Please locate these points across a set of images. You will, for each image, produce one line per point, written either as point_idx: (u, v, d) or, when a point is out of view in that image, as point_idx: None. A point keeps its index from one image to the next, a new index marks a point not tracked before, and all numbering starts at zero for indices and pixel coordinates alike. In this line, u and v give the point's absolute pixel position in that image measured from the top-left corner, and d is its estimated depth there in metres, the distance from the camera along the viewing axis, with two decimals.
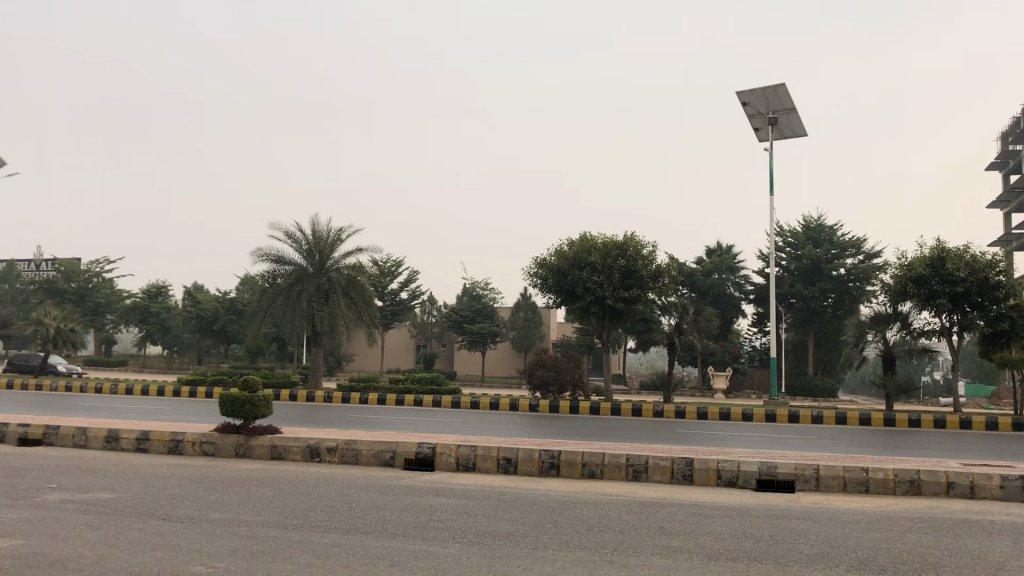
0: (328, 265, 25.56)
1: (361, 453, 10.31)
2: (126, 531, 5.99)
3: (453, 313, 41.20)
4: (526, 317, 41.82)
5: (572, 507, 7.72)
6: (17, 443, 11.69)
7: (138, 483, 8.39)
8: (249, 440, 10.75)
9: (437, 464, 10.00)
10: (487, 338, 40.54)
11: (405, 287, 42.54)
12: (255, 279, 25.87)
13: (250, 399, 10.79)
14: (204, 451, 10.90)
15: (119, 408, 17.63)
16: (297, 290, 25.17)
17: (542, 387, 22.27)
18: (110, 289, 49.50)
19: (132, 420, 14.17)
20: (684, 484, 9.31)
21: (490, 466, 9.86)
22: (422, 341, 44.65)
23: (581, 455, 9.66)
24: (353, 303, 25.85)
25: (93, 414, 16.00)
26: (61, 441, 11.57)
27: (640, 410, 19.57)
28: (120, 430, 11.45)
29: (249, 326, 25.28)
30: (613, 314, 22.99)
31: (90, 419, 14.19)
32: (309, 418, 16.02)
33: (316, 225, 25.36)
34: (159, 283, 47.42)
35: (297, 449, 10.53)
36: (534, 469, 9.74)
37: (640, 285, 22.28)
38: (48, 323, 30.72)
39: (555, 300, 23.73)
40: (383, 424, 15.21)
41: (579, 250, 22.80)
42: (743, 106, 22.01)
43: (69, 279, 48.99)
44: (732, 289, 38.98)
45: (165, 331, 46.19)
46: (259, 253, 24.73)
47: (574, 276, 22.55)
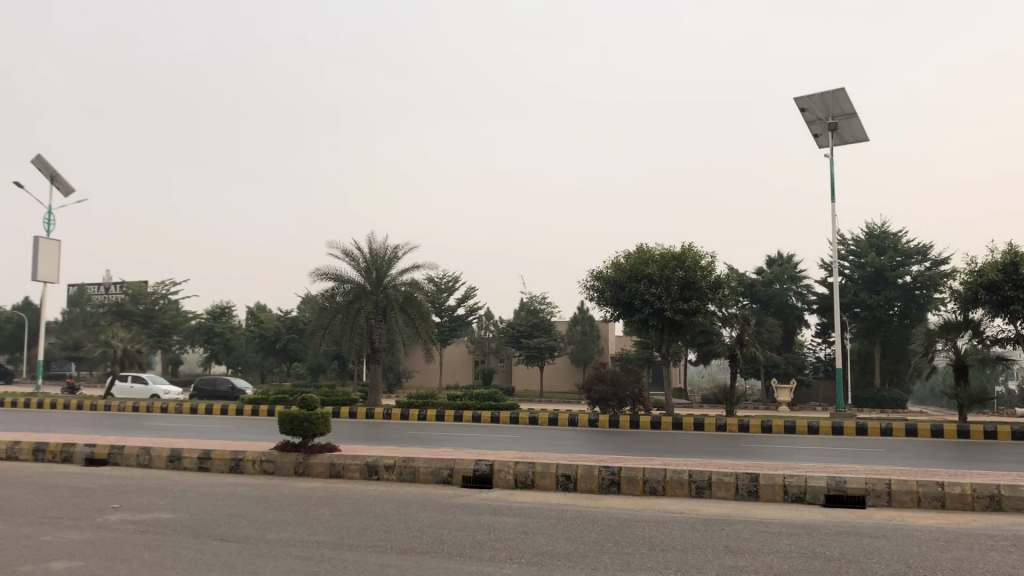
0: (385, 281, 25.69)
1: (419, 471, 10.23)
2: (183, 552, 5.98)
3: (511, 328, 41.12)
4: (584, 331, 41.55)
5: (634, 525, 7.51)
6: (83, 463, 11.89)
7: (198, 502, 8.42)
8: (308, 458, 10.76)
9: (495, 482, 9.89)
10: (546, 353, 40.33)
11: (463, 303, 42.63)
12: (315, 297, 26.12)
13: (309, 417, 10.81)
14: (264, 469, 10.94)
15: (183, 428, 17.88)
16: (355, 307, 25.37)
17: (601, 402, 22.01)
18: (176, 310, 50.60)
19: (194, 439, 14.35)
20: (749, 500, 9.03)
21: (549, 483, 9.70)
22: (480, 356, 44.63)
23: (642, 471, 9.44)
24: (411, 320, 25.93)
25: (157, 434, 16.28)
26: (125, 461, 11.73)
27: (703, 424, 19.19)
28: (182, 449, 11.57)
29: (310, 344, 25.51)
30: (673, 326, 22.66)
31: (154, 439, 14.41)
32: (367, 435, 16.07)
33: (372, 243, 25.55)
34: (223, 303, 48.33)
35: (356, 466, 10.50)
36: (594, 486, 9.55)
37: (700, 296, 21.93)
38: (115, 344, 31.43)
39: (612, 313, 23.46)
40: (441, 440, 15.15)
41: (636, 262, 22.52)
42: (802, 112, 21.62)
43: (136, 301, 50.20)
44: (794, 299, 38.22)
45: (229, 351, 47.01)
46: (318, 272, 24.97)
47: (632, 289, 22.27)
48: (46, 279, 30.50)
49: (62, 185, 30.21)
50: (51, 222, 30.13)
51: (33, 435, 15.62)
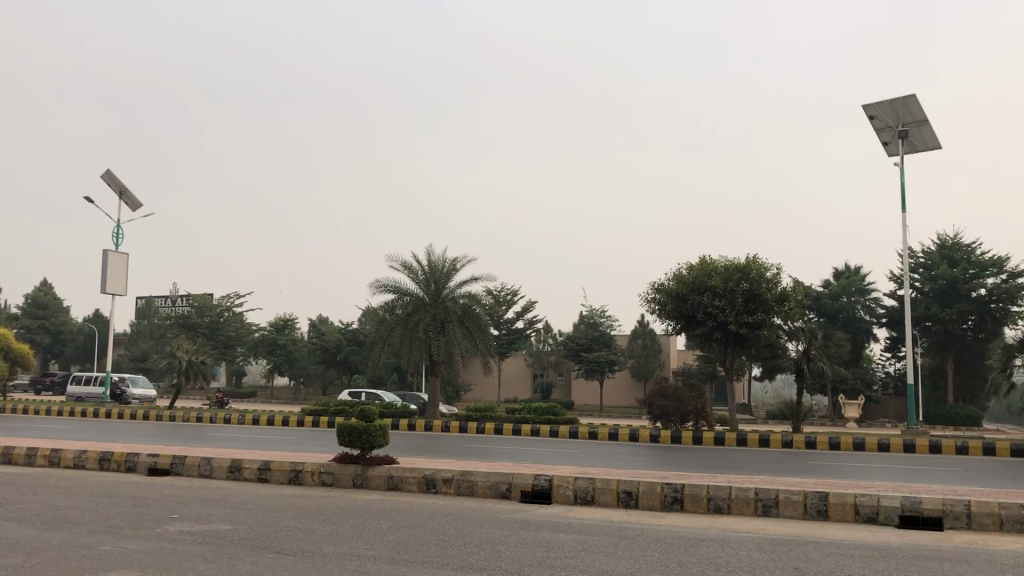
0: (444, 294, 25.68)
1: (477, 485, 10.08)
2: (239, 565, 5.90)
3: (571, 341, 40.86)
4: (645, 344, 41.07)
5: (699, 545, 7.23)
6: (147, 472, 12.02)
7: (256, 514, 8.40)
8: (366, 470, 10.69)
9: (555, 497, 9.69)
10: (605, 367, 39.96)
11: (522, 316, 42.58)
12: (375, 309, 26.26)
13: (368, 429, 10.74)
14: (323, 481, 10.90)
15: (245, 439, 18.04)
16: (415, 320, 25.46)
17: (663, 417, 21.62)
18: (240, 323, 51.60)
19: (256, 450, 14.45)
20: (818, 520, 8.67)
21: (610, 499, 9.46)
22: (539, 370, 44.45)
23: (707, 489, 9.14)
24: (469, 333, 25.88)
25: (220, 445, 16.46)
26: (187, 471, 11.81)
27: (768, 440, 18.70)
28: (243, 460, 11.60)
29: (370, 356, 25.63)
30: (737, 340, 22.20)
31: (217, 450, 14.58)
32: (424, 448, 16.00)
33: (431, 255, 25.59)
34: (286, 316, 49.09)
35: (413, 479, 10.40)
36: (657, 503, 9.28)
37: (765, 310, 21.44)
38: (180, 356, 32.02)
39: (674, 326, 23.09)
40: (500, 454, 15.00)
41: (698, 274, 22.12)
42: (870, 120, 21.09)
43: (202, 314, 51.23)
44: (863, 312, 37.27)
45: (292, 363, 47.63)
46: (376, 284, 25.09)
47: (694, 301, 21.87)
48: (114, 292, 31.22)
49: (130, 200, 30.95)
50: (120, 236, 30.85)
51: (99, 444, 15.90)
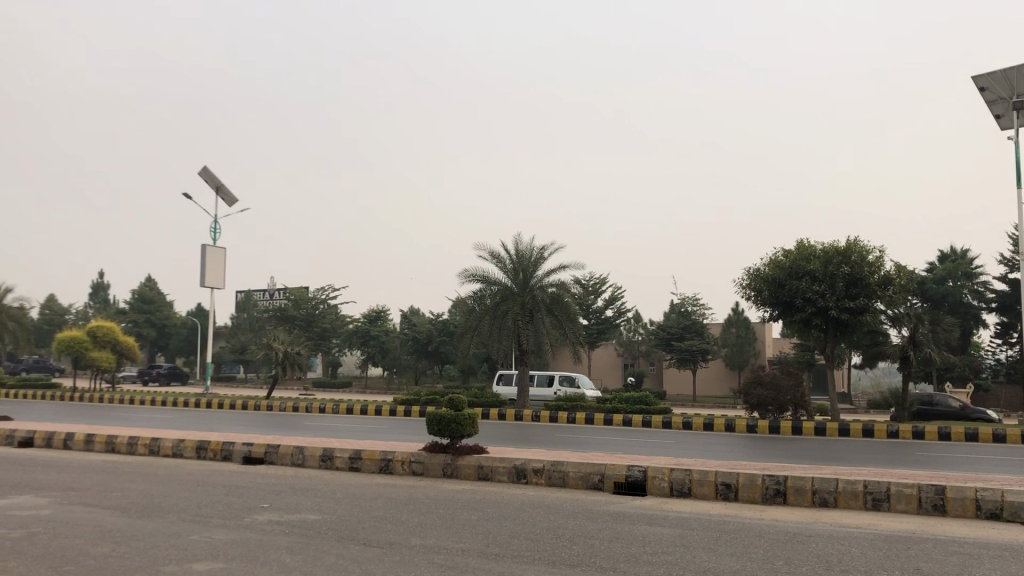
0: (532, 283, 25.43)
1: (569, 475, 9.80)
2: (325, 557, 5.74)
3: (661, 331, 40.09)
4: (740, 333, 40.03)
5: (807, 541, 6.77)
6: (242, 461, 12.13)
7: (345, 504, 8.31)
8: (456, 460, 10.52)
9: (649, 489, 9.32)
10: (698, 356, 39.18)
11: (611, 304, 42.02)
12: (464, 299, 26.17)
13: (457, 418, 10.55)
14: (413, 470, 10.79)
15: (340, 429, 18.17)
16: (503, 310, 25.29)
17: (760, 407, 20.88)
18: (334, 314, 52.61)
19: (348, 439, 14.50)
20: (935, 515, 8.07)
21: (708, 491, 9.04)
22: (629, 359, 43.88)
23: (811, 481, 8.64)
24: (558, 322, 25.54)
25: (314, 434, 16.60)
26: (281, 460, 11.87)
27: (872, 431, 17.83)
28: (334, 449, 11.58)
29: (458, 346, 25.56)
30: (838, 326, 21.29)
31: (310, 439, 14.68)
32: (513, 437, 15.81)
33: (518, 244, 25.32)
34: (379, 307, 49.73)
35: (504, 469, 10.18)
36: (758, 496, 8.82)
37: (868, 294, 20.51)
38: (277, 347, 32.61)
39: (771, 313, 22.28)
40: (593, 444, 14.68)
41: (796, 258, 21.28)
42: (980, 92, 19.90)
43: (298, 306, 52.50)
44: (971, 297, 35.49)
45: (384, 354, 48.15)
46: (465, 273, 24.99)
47: (792, 286, 21.04)
48: (213, 284, 32.00)
49: (226, 196, 31.70)
50: (217, 230, 31.59)
51: (197, 432, 16.23)
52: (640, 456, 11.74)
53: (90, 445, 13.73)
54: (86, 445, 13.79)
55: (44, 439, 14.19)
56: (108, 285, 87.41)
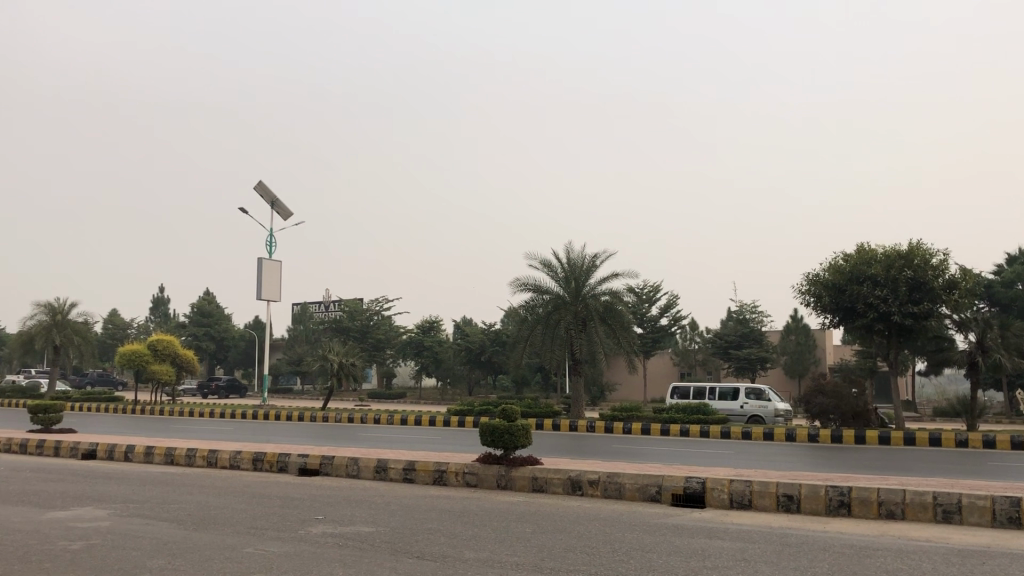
0: (585, 291, 25.24)
1: (625, 487, 9.62)
2: (378, 571, 5.68)
3: (718, 339, 39.52)
4: (799, 341, 39.31)
5: (874, 555, 6.51)
6: (297, 473, 12.18)
7: (398, 516, 8.25)
8: (510, 471, 10.41)
9: (708, 501, 9.10)
10: (756, 364, 38.52)
11: (666, 313, 41.55)
12: (516, 309, 26.09)
13: (510, 429, 10.45)
14: (466, 481, 10.71)
15: (395, 440, 18.21)
16: (555, 319, 25.14)
17: (821, 415, 20.43)
18: (389, 325, 52.96)
19: (403, 451, 14.48)
20: (1010, 529, 7.72)
21: (769, 503, 8.80)
22: (686, 368, 43.38)
23: (877, 492, 8.34)
24: (612, 331, 25.30)
25: (369, 445, 16.65)
26: (335, 471, 11.89)
27: (940, 440, 17.29)
28: (389, 460, 11.55)
29: (511, 356, 25.49)
30: (902, 332, 20.71)
31: (365, 450, 14.70)
32: (568, 448, 15.64)
33: (570, 252, 25.18)
34: (432, 318, 49.92)
35: (559, 481, 10.04)
36: (821, 508, 8.55)
37: (932, 298, 19.92)
38: (332, 358, 32.89)
39: (831, 319, 21.78)
40: (650, 455, 14.44)
41: (857, 263, 20.79)
42: None
43: (353, 318, 53.06)
44: None
45: (438, 364, 48.29)
46: (517, 283, 24.93)
47: (853, 292, 20.54)
48: (270, 297, 32.43)
49: (282, 210, 32.14)
50: (273, 244, 32.01)
51: (254, 444, 16.39)
52: (696, 467, 11.50)
53: (149, 457, 13.92)
54: (146, 456, 13.98)
55: (107, 450, 14.44)
56: (168, 299, 89.33)
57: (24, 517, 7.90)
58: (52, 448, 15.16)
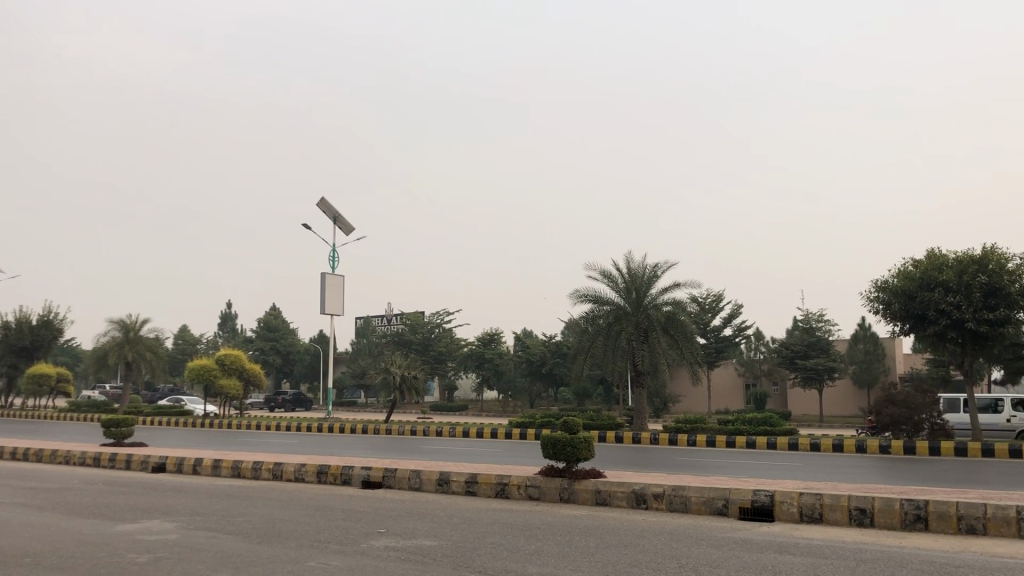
0: (646, 302, 24.97)
1: (691, 500, 9.42)
2: None
3: (784, 349, 38.74)
4: (867, 349, 38.30)
5: (955, 573, 6.23)
6: (361, 485, 12.23)
7: (461, 529, 8.20)
8: (572, 485, 10.30)
9: (777, 515, 8.86)
10: (824, 374, 37.65)
11: (730, 322, 40.89)
12: (576, 320, 25.94)
13: (572, 441, 10.33)
14: (529, 495, 10.62)
15: (457, 452, 18.20)
16: (616, 330, 24.91)
17: (893, 426, 19.83)
18: (449, 338, 53.20)
19: (465, 463, 14.44)
20: None
21: (841, 517, 8.52)
22: (751, 379, 42.92)
23: (956, 506, 8.00)
24: (674, 342, 24.98)
25: (430, 458, 16.67)
26: (398, 484, 11.91)
27: (1020, 451, 16.60)
28: (450, 473, 11.53)
29: (572, 368, 25.33)
30: (976, 340, 20.04)
31: (428, 462, 14.71)
32: (632, 461, 15.44)
33: (631, 262, 24.97)
34: (493, 330, 50.01)
35: (622, 494, 9.89)
36: (896, 522, 8.25)
37: (1008, 304, 19.25)
38: (394, 371, 33.11)
39: (901, 327, 21.15)
40: (715, 468, 14.16)
41: (928, 269, 20.17)
42: None
43: (414, 331, 53.55)
44: None
45: (499, 377, 48.35)
46: (577, 294, 24.77)
47: (924, 299, 19.94)
48: (333, 312, 32.80)
49: (343, 225, 32.53)
50: (335, 259, 32.40)
51: (318, 457, 16.56)
52: (763, 481, 11.21)
53: (217, 470, 14.15)
54: (213, 470, 14.21)
55: (176, 464, 14.71)
56: (234, 314, 91.18)
57: (95, 530, 8.06)
58: (123, 462, 15.51)
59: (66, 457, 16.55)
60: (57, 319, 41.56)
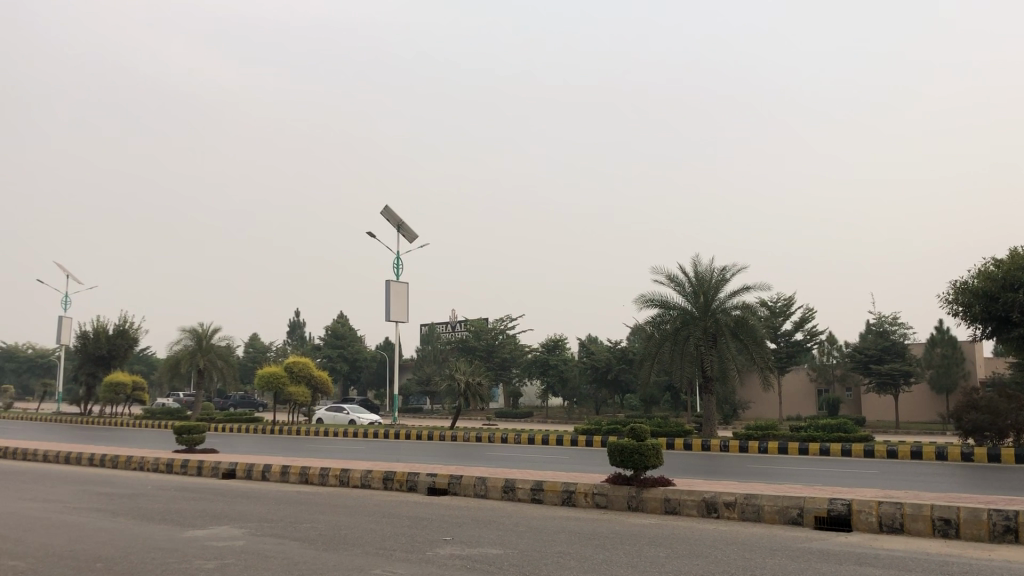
0: (715, 306, 24.52)
1: (763, 509, 9.12)
2: None
3: (858, 353, 37.73)
4: (945, 353, 37.00)
5: None
6: (427, 492, 12.18)
7: (527, 537, 8.07)
8: (641, 493, 10.08)
9: (855, 524, 8.53)
10: (900, 379, 36.46)
11: (801, 327, 39.96)
12: (643, 325, 25.63)
13: (639, 448, 10.11)
14: (596, 503, 10.43)
15: (524, 460, 18.07)
16: (684, 334, 24.52)
17: (976, 432, 19.07)
18: (514, 344, 53.16)
19: (531, 470, 14.30)
20: None
21: (923, 527, 8.15)
22: (823, 384, 41.86)
23: None
24: (744, 346, 24.48)
25: (496, 465, 16.57)
26: (464, 491, 11.83)
27: None
28: (516, 480, 11.40)
29: (639, 373, 25.03)
30: None
31: (493, 469, 14.61)
32: (702, 469, 15.10)
33: (698, 266, 24.58)
34: (557, 337, 49.85)
35: (693, 503, 9.63)
36: (983, 533, 7.85)
37: None
38: (459, 378, 33.12)
39: (983, 330, 20.31)
40: (788, 476, 13.76)
41: (1011, 269, 19.35)
42: None
43: (479, 337, 53.65)
44: None
45: (564, 383, 48.13)
46: (643, 299, 24.47)
47: (1008, 300, 19.14)
48: (398, 319, 32.98)
49: (407, 232, 32.70)
50: (400, 266, 32.59)
51: (385, 464, 16.61)
52: (839, 488, 10.81)
53: (285, 476, 14.26)
54: (282, 476, 14.32)
55: (245, 470, 14.89)
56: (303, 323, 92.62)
57: (166, 535, 8.14)
58: (195, 467, 15.75)
59: (140, 463, 16.89)
60: (132, 328, 42.71)
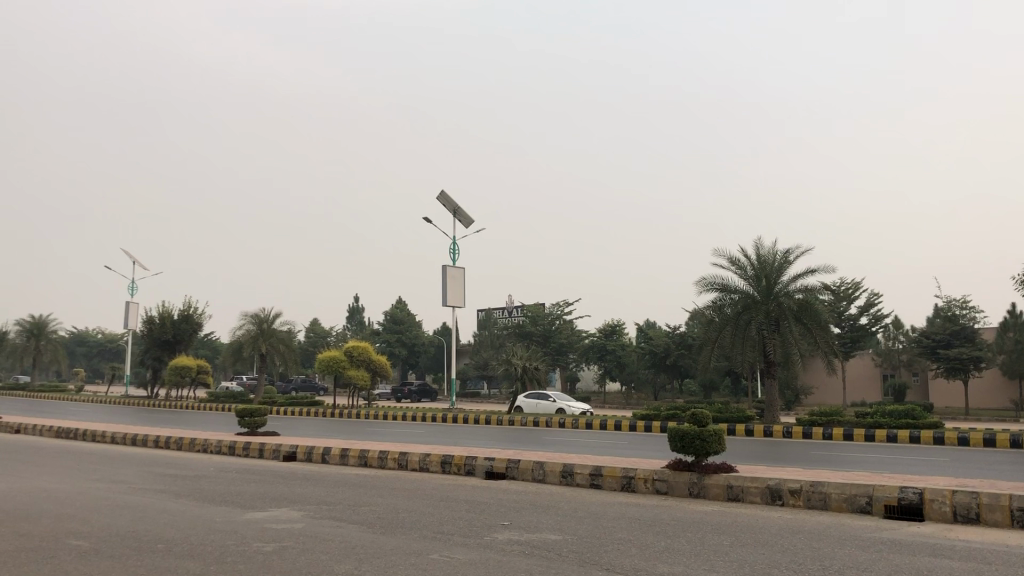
0: (777, 290, 23.99)
1: (831, 497, 8.86)
2: None
3: (925, 338, 36.71)
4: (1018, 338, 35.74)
5: None
6: (485, 476, 12.12)
7: (587, 523, 7.93)
8: (702, 479, 9.87)
9: (928, 513, 8.21)
10: (969, 365, 35.36)
11: (865, 311, 39.02)
12: (702, 310, 25.23)
13: (701, 434, 9.90)
14: (656, 489, 10.25)
15: (582, 444, 17.92)
16: (746, 318, 24.07)
17: None
18: (571, 330, 52.97)
19: (590, 455, 14.13)
20: None
21: (1001, 518, 7.80)
22: (889, 369, 40.86)
23: None
24: (808, 330, 23.92)
25: (555, 449, 16.44)
26: (522, 475, 11.74)
27: None
28: (575, 465, 11.28)
29: (699, 358, 24.65)
30: None
31: (551, 454, 14.52)
32: (764, 455, 14.82)
33: (761, 248, 24.07)
34: (614, 321, 49.51)
35: (757, 490, 9.40)
36: None
37: None
38: (516, 362, 33.05)
39: None
40: (853, 462, 13.39)
41: None
42: None
43: (536, 322, 53.56)
44: None
45: (622, 368, 47.84)
46: (704, 282, 24.07)
47: None
48: (454, 304, 33.02)
49: (463, 217, 32.66)
50: (456, 251, 32.60)
51: (442, 447, 16.63)
52: (908, 476, 10.44)
53: (345, 459, 14.35)
54: (341, 458, 14.42)
55: (306, 453, 15.03)
56: (362, 309, 93.50)
57: (227, 517, 8.19)
58: (256, 450, 15.95)
59: (204, 444, 17.17)
60: (196, 313, 43.51)
